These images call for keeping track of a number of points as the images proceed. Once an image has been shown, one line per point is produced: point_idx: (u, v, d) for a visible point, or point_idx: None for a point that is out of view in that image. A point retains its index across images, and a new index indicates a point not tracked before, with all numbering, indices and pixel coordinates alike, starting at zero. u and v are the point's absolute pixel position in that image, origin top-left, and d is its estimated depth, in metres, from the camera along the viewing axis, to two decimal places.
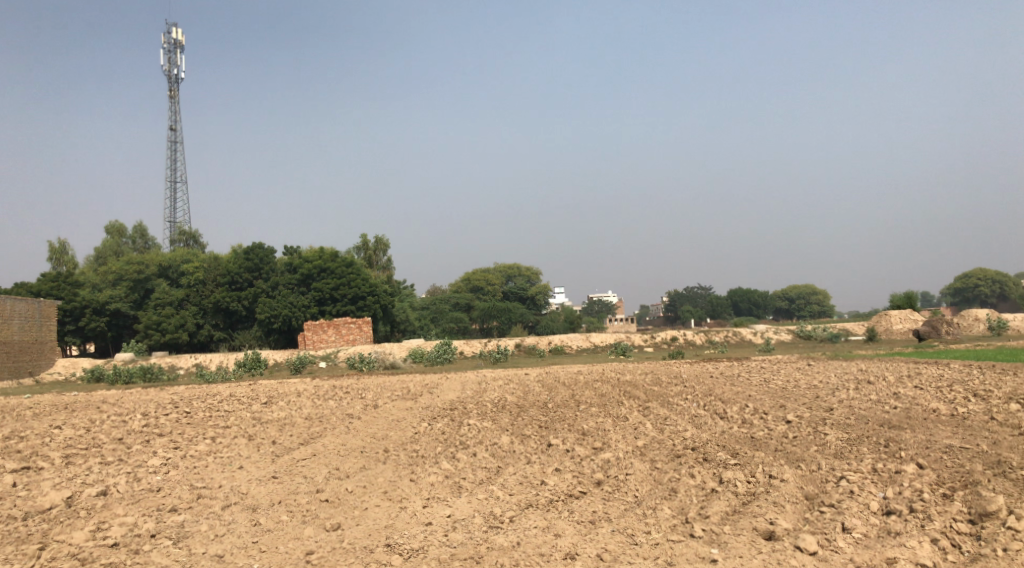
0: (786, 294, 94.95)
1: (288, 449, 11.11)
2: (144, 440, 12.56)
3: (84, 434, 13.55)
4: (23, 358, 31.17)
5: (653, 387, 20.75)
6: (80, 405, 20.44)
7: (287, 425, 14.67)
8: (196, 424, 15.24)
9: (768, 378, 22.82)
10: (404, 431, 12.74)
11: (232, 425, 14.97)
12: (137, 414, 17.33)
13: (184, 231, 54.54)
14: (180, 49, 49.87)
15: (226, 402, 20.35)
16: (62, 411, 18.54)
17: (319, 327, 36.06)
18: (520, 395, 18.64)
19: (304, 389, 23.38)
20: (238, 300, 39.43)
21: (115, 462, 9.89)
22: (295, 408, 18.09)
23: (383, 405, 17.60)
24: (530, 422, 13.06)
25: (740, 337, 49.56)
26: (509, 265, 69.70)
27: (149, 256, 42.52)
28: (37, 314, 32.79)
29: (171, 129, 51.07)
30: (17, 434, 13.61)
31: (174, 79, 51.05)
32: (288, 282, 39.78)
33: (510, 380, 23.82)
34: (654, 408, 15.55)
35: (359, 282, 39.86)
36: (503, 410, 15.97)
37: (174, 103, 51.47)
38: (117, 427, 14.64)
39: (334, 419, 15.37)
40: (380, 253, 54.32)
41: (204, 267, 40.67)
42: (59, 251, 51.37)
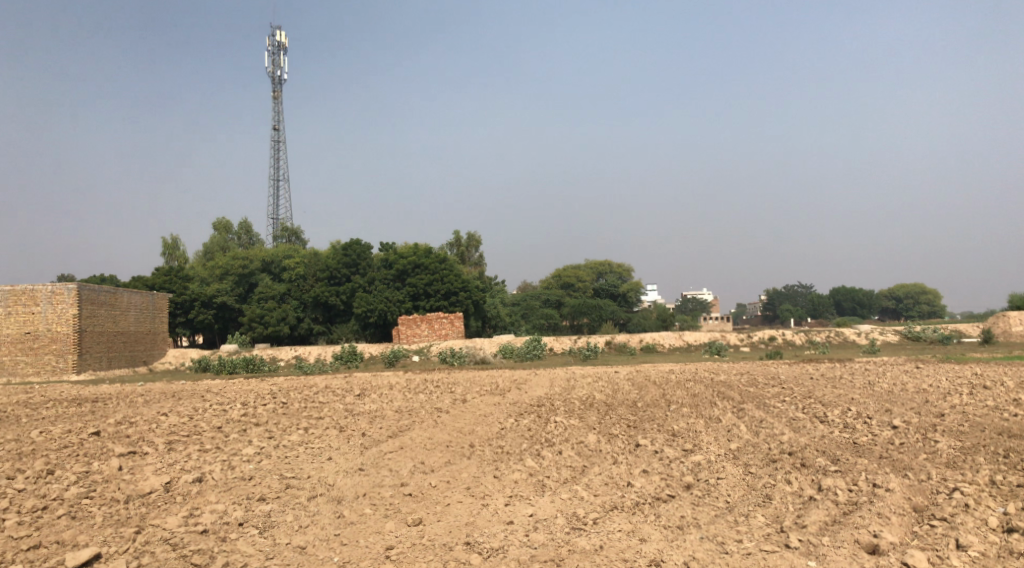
0: (893, 293, 89.90)
1: (376, 442, 11.30)
2: (242, 429, 13.10)
3: (188, 421, 14.26)
4: (138, 348, 33.26)
5: (748, 388, 19.98)
6: (187, 393, 21.58)
7: (377, 418, 14.96)
8: (291, 414, 15.79)
9: (874, 381, 21.57)
10: (490, 426, 12.73)
11: (325, 416, 15.41)
12: (237, 403, 18.13)
13: (286, 227, 56.90)
14: (283, 52, 52.05)
15: (321, 393, 21.01)
16: (171, 398, 19.62)
17: (412, 322, 36.78)
18: (609, 393, 18.32)
19: (396, 382, 23.85)
20: (336, 295, 40.81)
21: (212, 450, 10.33)
22: (386, 400, 18.45)
23: (471, 399, 17.71)
24: (619, 421, 12.78)
25: (843, 337, 47.19)
26: (599, 262, 69.05)
27: (253, 252, 44.62)
28: (151, 306, 34.93)
29: (275, 130, 53.34)
30: (129, 419, 14.48)
31: (277, 81, 53.30)
32: (383, 277, 40.76)
33: (599, 377, 23.52)
34: (749, 410, 14.94)
35: (451, 278, 40.35)
36: (591, 408, 15.74)
37: (278, 104, 53.77)
38: (218, 415, 15.35)
39: (423, 412, 15.55)
40: (472, 249, 54.94)
41: (304, 263, 42.27)
42: (172, 247, 54.66)
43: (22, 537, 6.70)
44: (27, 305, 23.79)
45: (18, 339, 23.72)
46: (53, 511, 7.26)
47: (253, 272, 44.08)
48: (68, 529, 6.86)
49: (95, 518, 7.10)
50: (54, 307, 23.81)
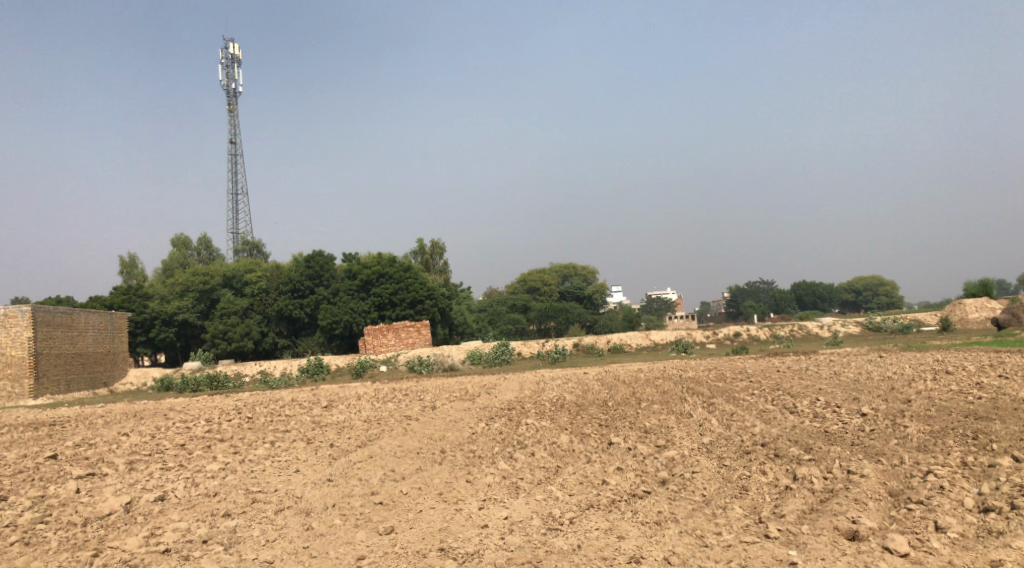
0: (852, 286, 91.73)
1: (345, 452, 11.06)
2: (206, 446, 12.73)
3: (149, 440, 13.82)
4: (97, 369, 32.33)
5: (717, 383, 20.10)
6: (149, 413, 20.97)
7: (346, 428, 14.68)
8: (257, 429, 15.41)
9: (838, 371, 21.85)
10: (461, 431, 12.56)
11: (291, 429, 15.07)
12: (200, 421, 17.66)
13: (247, 241, 55.99)
14: (237, 63, 51.26)
15: (287, 407, 20.59)
16: (131, 419, 19.05)
17: (379, 332, 36.36)
18: (579, 393, 18.27)
19: (364, 393, 23.51)
20: (300, 308, 40.27)
21: (174, 468, 9.98)
22: (354, 411, 18.14)
23: (441, 406, 17.51)
24: (590, 421, 12.70)
25: (806, 331, 47.94)
26: (565, 265, 68.97)
27: (214, 267, 43.74)
28: (109, 326, 34.00)
29: (232, 143, 52.50)
30: (88, 442, 13.99)
31: (232, 93, 52.46)
32: (348, 288, 40.23)
33: (569, 379, 23.45)
34: (719, 404, 15.00)
35: (417, 286, 39.97)
36: (562, 409, 15.65)
37: (234, 116, 52.94)
38: (181, 434, 14.92)
39: (392, 421, 15.30)
40: (437, 256, 54.65)
41: (266, 276, 41.57)
42: (129, 265, 53.38)
43: None
44: None
45: None
46: (4, 537, 6.90)
47: (215, 287, 43.22)
48: (20, 555, 6.52)
49: (49, 543, 6.76)
50: (8, 330, 23.00)
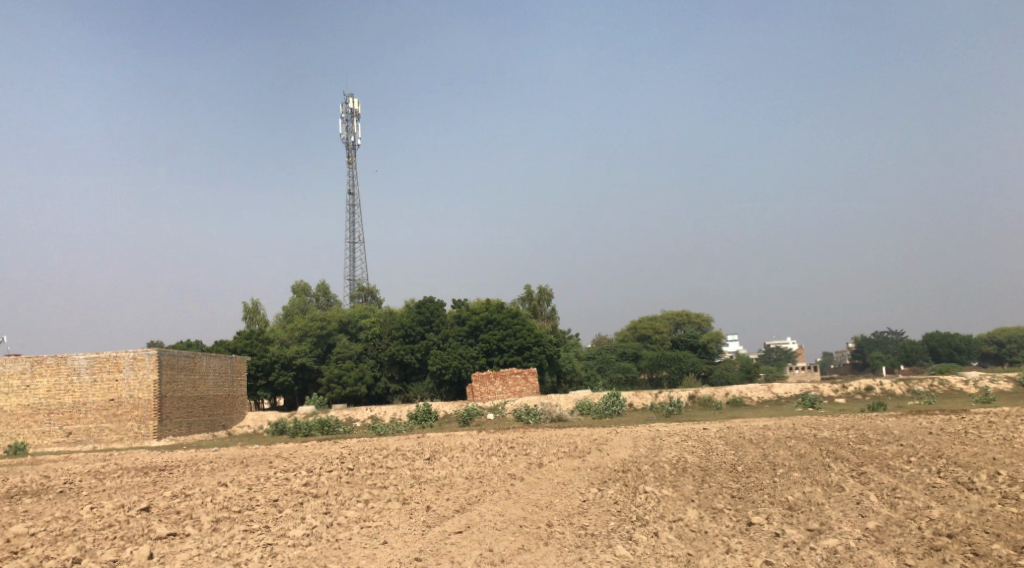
0: (995, 338, 83.16)
1: (442, 518, 9.85)
2: (297, 502, 11.90)
3: (245, 492, 13.18)
4: (217, 412, 33.03)
5: (862, 446, 17.58)
6: (256, 459, 20.65)
7: (446, 486, 13.55)
8: (355, 483, 14.52)
9: (1008, 436, 18.74)
10: (570, 498, 11.13)
11: (390, 485, 14.09)
12: (302, 470, 17.03)
13: (363, 287, 57.15)
14: (356, 117, 53.08)
15: (391, 456, 19.75)
16: (237, 466, 18.73)
17: (485, 379, 35.39)
18: (702, 454, 16.34)
19: (470, 443, 22.41)
20: (411, 353, 40.03)
21: (258, 531, 9.09)
22: (458, 465, 17.03)
23: (549, 464, 16.03)
24: (720, 491, 10.95)
25: (948, 386, 43.06)
26: (677, 312, 65.69)
27: (330, 312, 44.54)
28: (229, 369, 34.84)
29: (350, 194, 54.10)
30: (185, 491, 13.50)
31: (351, 145, 54.29)
32: (457, 334, 39.74)
33: (687, 435, 21.45)
34: (873, 475, 12.78)
35: (524, 332, 38.86)
36: (685, 474, 13.87)
37: (352, 168, 54.65)
38: (279, 486, 14.24)
39: (496, 479, 14.05)
40: (545, 303, 53.73)
41: (380, 321, 42.05)
42: (252, 311, 55.58)
43: None
44: (111, 372, 22.57)
45: (101, 406, 22.43)
46: None
47: (331, 332, 43.88)
48: None
49: None
50: (136, 373, 22.57)
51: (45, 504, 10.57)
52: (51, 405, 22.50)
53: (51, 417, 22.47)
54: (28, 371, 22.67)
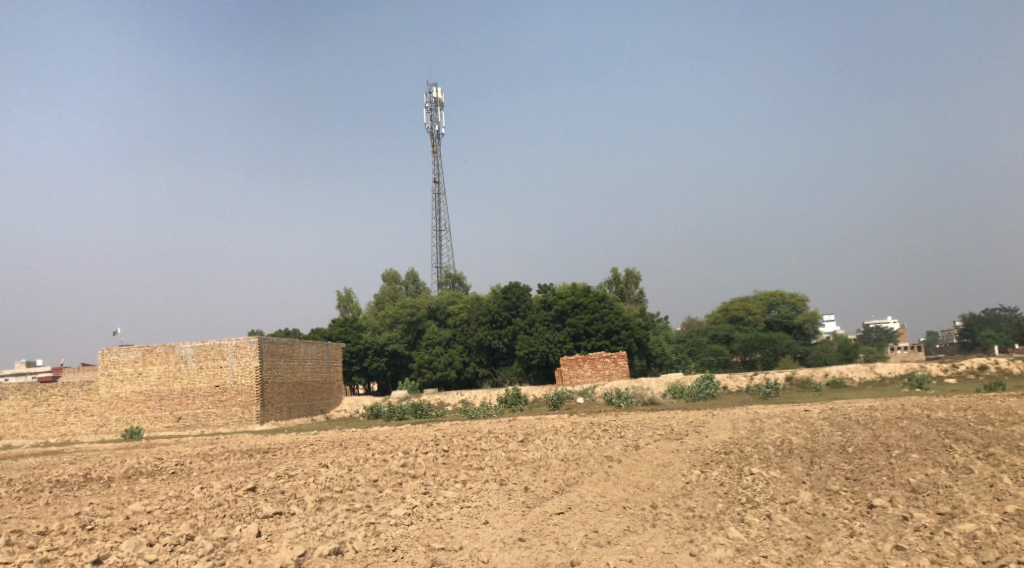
0: None
1: (541, 499, 9.71)
2: (396, 483, 12.02)
3: (346, 474, 13.44)
4: (315, 397, 34.18)
5: (984, 427, 16.32)
6: (354, 442, 21.14)
7: (543, 468, 13.41)
8: (451, 465, 14.60)
9: None
10: (672, 479, 10.75)
11: (486, 467, 14.07)
12: (399, 453, 17.29)
13: (450, 274, 57.81)
14: (440, 106, 53.50)
15: (484, 439, 19.79)
16: (335, 449, 19.21)
17: (575, 362, 35.16)
18: (807, 435, 15.56)
19: (562, 426, 22.22)
20: (499, 338, 40.21)
21: (360, 510, 9.20)
22: (552, 447, 16.89)
23: (646, 446, 15.64)
24: (834, 472, 10.33)
25: None
26: (771, 292, 63.36)
27: (419, 299, 45.26)
28: (325, 356, 35.93)
29: (435, 182, 54.71)
30: (288, 472, 13.90)
31: (436, 134, 54.82)
32: (544, 318, 39.59)
33: (788, 417, 20.50)
34: (1002, 456, 11.76)
35: (612, 316, 37.91)
36: (791, 456, 13.20)
37: (437, 156, 55.21)
38: (377, 467, 14.46)
39: (593, 461, 13.79)
40: (632, 285, 52.90)
41: (467, 307, 42.35)
42: (345, 300, 57.25)
43: None
44: (215, 360, 23.58)
45: (208, 392, 23.49)
46: None
47: (420, 318, 44.62)
48: None
49: None
50: (239, 360, 23.55)
51: (160, 484, 11.04)
52: (162, 391, 23.61)
53: (162, 403, 23.57)
54: (140, 359, 23.80)
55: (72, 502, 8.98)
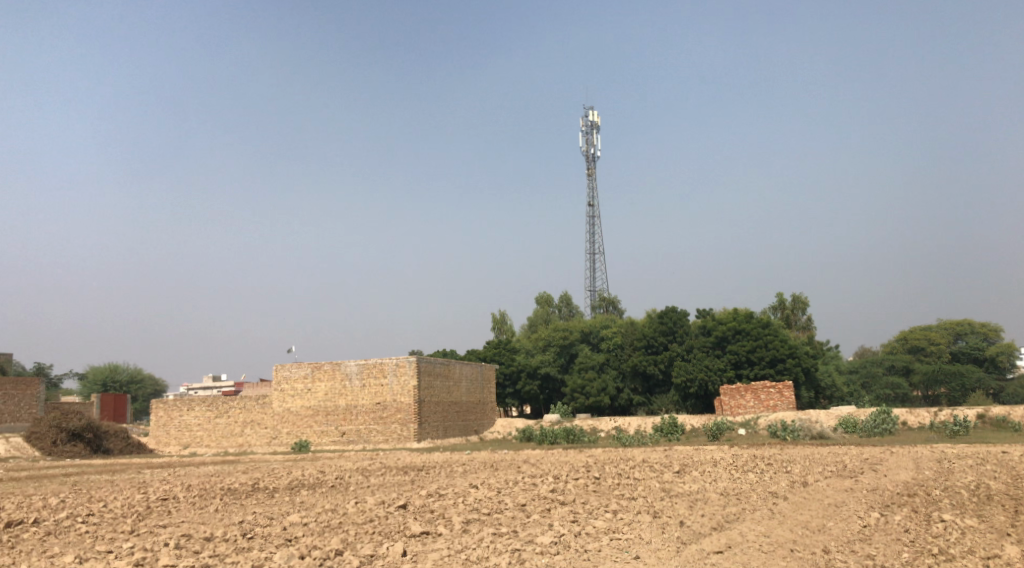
0: None
1: (697, 535, 9.02)
2: (544, 509, 11.71)
3: (495, 496, 13.33)
4: (470, 418, 34.84)
5: None
6: (505, 464, 21.14)
7: (699, 502, 12.57)
8: (602, 493, 14.10)
9: None
10: (846, 522, 9.63)
11: (638, 497, 13.43)
12: (549, 477, 17.00)
13: (604, 297, 57.20)
14: (596, 130, 53.43)
15: (637, 468, 19.02)
16: (487, 470, 19.27)
17: (735, 392, 33.34)
18: (1011, 481, 13.51)
19: (721, 458, 20.95)
20: (654, 364, 39.03)
21: (505, 535, 8.99)
22: (709, 480, 15.88)
23: (814, 483, 14.28)
24: None
25: None
26: (958, 320, 57.14)
27: (572, 323, 45.10)
28: (480, 377, 36.57)
29: (590, 206, 54.55)
30: (439, 491, 14.03)
31: (591, 158, 54.78)
32: (702, 344, 37.97)
33: (987, 459, 18.00)
34: None
35: (777, 344, 35.93)
36: (992, 503, 11.46)
37: (592, 180, 55.09)
38: (526, 491, 14.26)
39: (754, 497, 12.75)
40: (799, 312, 49.61)
41: (621, 332, 41.55)
42: (500, 323, 58.28)
43: None
44: (377, 378, 24.65)
45: (369, 409, 24.55)
46: None
47: (573, 342, 44.43)
48: None
49: None
50: (399, 378, 24.45)
51: (319, 496, 11.45)
52: (328, 407, 24.94)
53: (328, 418, 24.88)
54: (310, 376, 25.31)
55: (238, 510, 9.47)
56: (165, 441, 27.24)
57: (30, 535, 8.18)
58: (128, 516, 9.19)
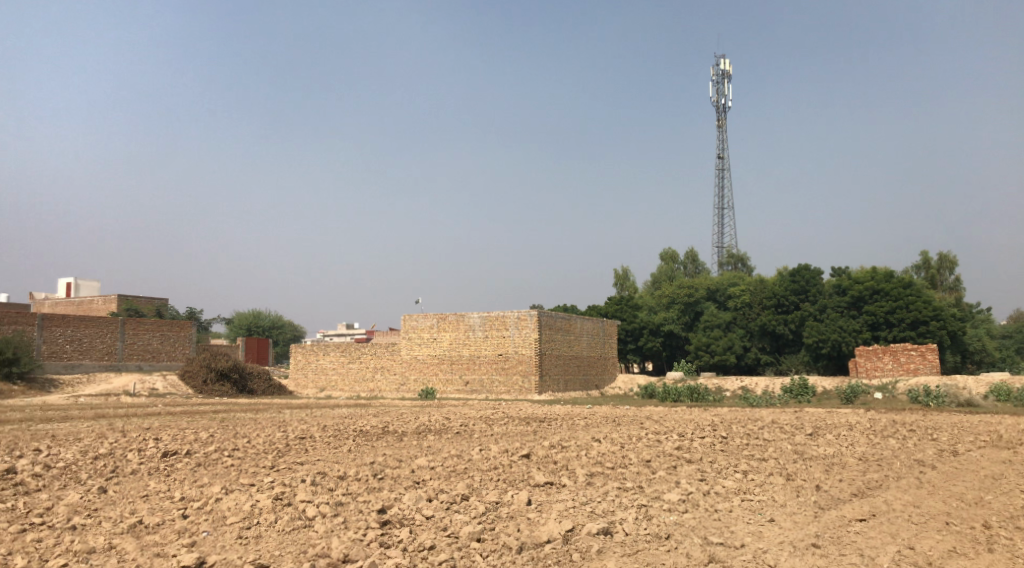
0: None
1: (837, 501, 8.43)
2: (670, 466, 11.39)
3: (618, 450, 13.13)
4: (592, 372, 34.78)
5: None
6: (628, 419, 20.91)
7: (836, 467, 11.80)
8: (729, 453, 13.57)
9: None
10: (1010, 496, 8.68)
11: (768, 458, 12.80)
12: (673, 434, 16.60)
13: (732, 254, 55.06)
14: (727, 79, 50.75)
15: (766, 428, 18.22)
16: (609, 424, 19.11)
17: (873, 354, 31.32)
18: None
19: (858, 422, 19.70)
20: (783, 324, 37.24)
21: (630, 490, 8.77)
22: (846, 444, 14.93)
23: (968, 453, 13.08)
24: None
25: None
26: None
27: (698, 280, 43.75)
28: (602, 332, 36.30)
29: (719, 159, 52.22)
30: (562, 443, 14.00)
31: (721, 109, 52.26)
32: (836, 304, 35.54)
33: None
34: None
35: (920, 305, 32.70)
36: None
37: (721, 132, 52.65)
38: (649, 447, 13.96)
39: (899, 465, 11.83)
40: (945, 271, 45.64)
41: (750, 290, 39.82)
42: (623, 278, 57.56)
43: (421, 550, 5.77)
44: (499, 330, 24.93)
45: (492, 360, 24.93)
46: (449, 532, 6.25)
47: (699, 300, 43.23)
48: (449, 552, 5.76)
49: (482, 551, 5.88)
50: (521, 331, 24.63)
51: (445, 442, 11.68)
52: (453, 356, 25.53)
53: (453, 367, 25.49)
54: (435, 326, 25.95)
55: (369, 451, 9.79)
56: (302, 383, 28.91)
57: (183, 464, 8.82)
58: (269, 451, 9.74)
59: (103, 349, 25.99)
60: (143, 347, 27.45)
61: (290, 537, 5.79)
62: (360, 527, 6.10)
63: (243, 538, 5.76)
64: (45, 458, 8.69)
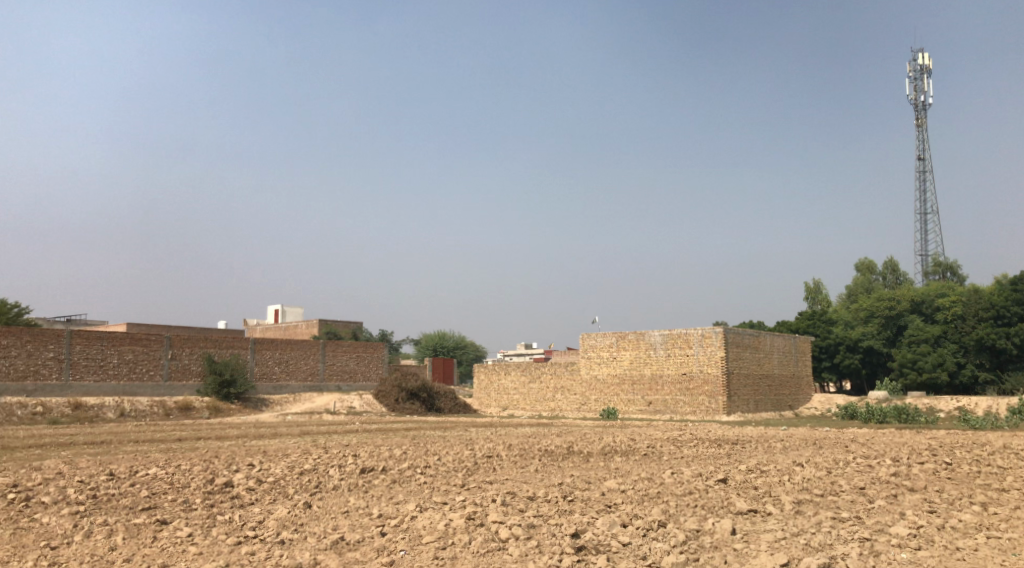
0: None
1: None
2: (890, 495, 10.06)
3: (825, 477, 11.87)
4: (783, 392, 32.48)
5: None
6: (830, 442, 19.11)
7: None
8: (961, 482, 11.81)
9: None
10: None
11: (1012, 489, 10.96)
12: (887, 459, 14.82)
13: (940, 263, 49.41)
14: (927, 74, 45.83)
15: (1001, 455, 15.78)
16: (809, 447, 17.53)
17: None
18: None
19: None
20: (1006, 338, 32.64)
21: (849, 522, 7.77)
22: None
23: None
24: None
25: None
26: None
27: (901, 291, 39.65)
28: (793, 349, 33.82)
29: (919, 159, 47.19)
30: (760, 467, 12.94)
31: (920, 106, 47.32)
32: None
33: None
34: None
35: None
36: None
37: (921, 131, 47.65)
38: (861, 473, 12.52)
39: None
40: None
41: (962, 300, 35.91)
42: (813, 292, 53.62)
43: None
44: (682, 349, 23.96)
45: (675, 379, 23.98)
46: (645, 561, 5.80)
47: (901, 313, 39.15)
48: None
49: None
50: (705, 349, 23.50)
51: (634, 464, 11.17)
52: (634, 375, 24.88)
53: (635, 387, 24.85)
54: (615, 345, 25.47)
55: (557, 472, 9.55)
56: (485, 402, 29.50)
57: (379, 481, 9.09)
58: (458, 470, 9.82)
59: (307, 370, 28.14)
60: (341, 367, 29.42)
61: (485, 560, 5.63)
62: (554, 552, 5.83)
63: (441, 558, 5.69)
64: (259, 472, 9.33)
